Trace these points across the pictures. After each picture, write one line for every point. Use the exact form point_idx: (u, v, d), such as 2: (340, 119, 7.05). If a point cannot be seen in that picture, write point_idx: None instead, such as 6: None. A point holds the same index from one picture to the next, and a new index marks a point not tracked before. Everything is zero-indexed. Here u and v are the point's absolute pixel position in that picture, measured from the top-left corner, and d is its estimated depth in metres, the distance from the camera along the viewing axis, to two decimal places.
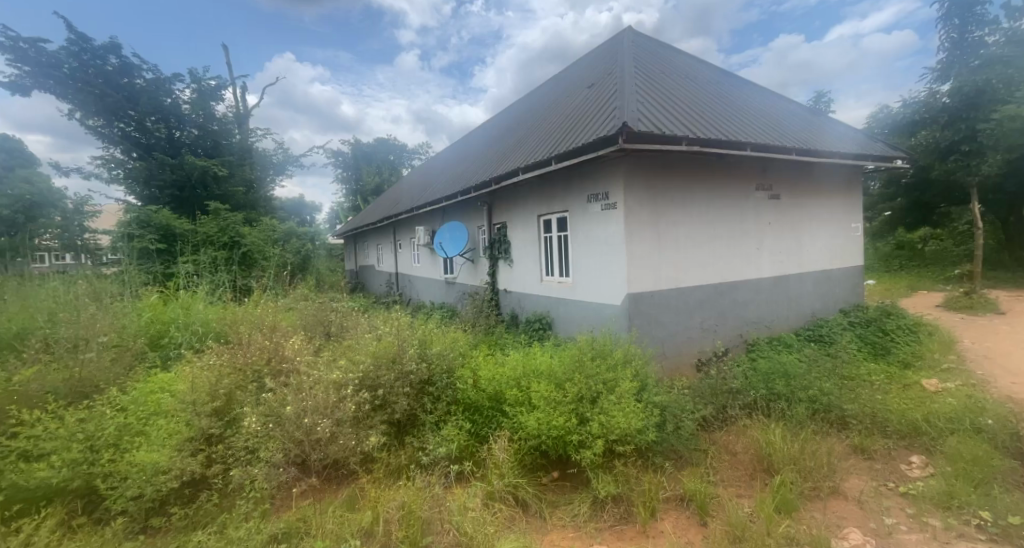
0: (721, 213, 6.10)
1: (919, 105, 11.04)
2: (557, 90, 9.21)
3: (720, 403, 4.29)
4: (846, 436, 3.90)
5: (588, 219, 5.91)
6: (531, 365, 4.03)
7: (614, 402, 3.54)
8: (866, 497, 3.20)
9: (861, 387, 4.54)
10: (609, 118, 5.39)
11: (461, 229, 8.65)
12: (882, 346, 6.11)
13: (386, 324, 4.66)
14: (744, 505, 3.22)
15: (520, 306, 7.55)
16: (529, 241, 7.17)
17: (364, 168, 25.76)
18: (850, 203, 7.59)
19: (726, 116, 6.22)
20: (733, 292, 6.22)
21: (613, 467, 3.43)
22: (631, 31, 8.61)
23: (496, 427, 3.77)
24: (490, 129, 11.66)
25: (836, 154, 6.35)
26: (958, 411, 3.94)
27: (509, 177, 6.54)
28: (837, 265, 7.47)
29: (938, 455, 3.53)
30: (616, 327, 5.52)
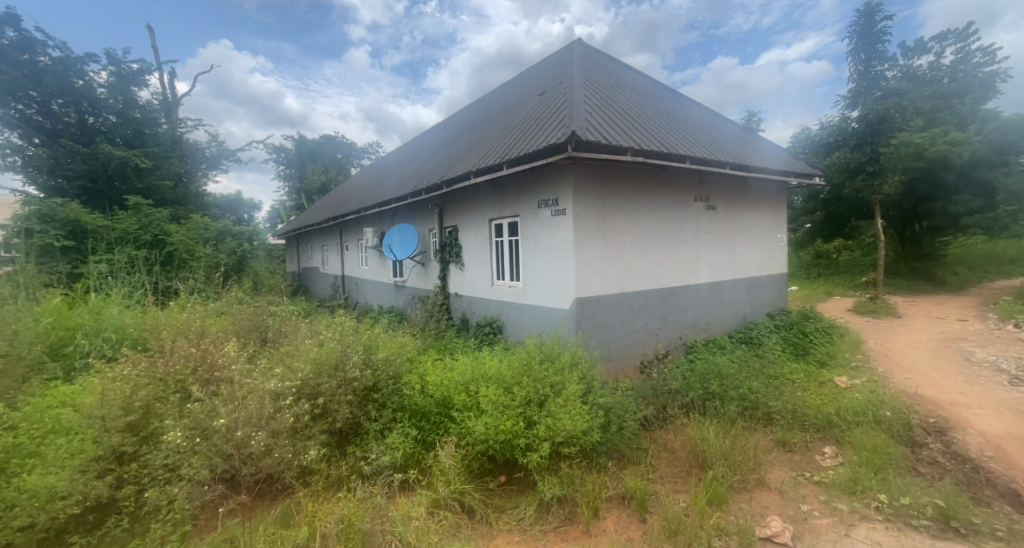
0: (664, 223, 6.43)
1: (833, 129, 12.29)
2: (509, 96, 9.32)
3: (660, 404, 4.49)
4: (771, 431, 4.21)
5: (538, 225, 6.01)
6: (479, 369, 4.02)
7: (561, 404, 3.62)
8: (785, 487, 3.49)
9: (784, 385, 4.94)
10: (559, 126, 5.54)
11: (410, 231, 8.48)
12: (802, 346, 6.69)
13: (329, 329, 4.47)
14: (680, 501, 3.39)
15: (471, 310, 7.52)
16: (480, 245, 7.17)
17: (308, 166, 24.63)
18: (777, 215, 8.24)
19: (669, 130, 6.56)
20: (674, 297, 6.55)
21: (559, 469, 3.50)
22: (581, 43, 8.89)
23: (443, 433, 3.72)
24: (443, 131, 11.55)
25: (765, 169, 6.89)
26: (863, 404, 4.40)
27: (461, 180, 6.53)
28: (766, 272, 8.08)
29: (846, 445, 3.91)
30: (564, 331, 5.65)
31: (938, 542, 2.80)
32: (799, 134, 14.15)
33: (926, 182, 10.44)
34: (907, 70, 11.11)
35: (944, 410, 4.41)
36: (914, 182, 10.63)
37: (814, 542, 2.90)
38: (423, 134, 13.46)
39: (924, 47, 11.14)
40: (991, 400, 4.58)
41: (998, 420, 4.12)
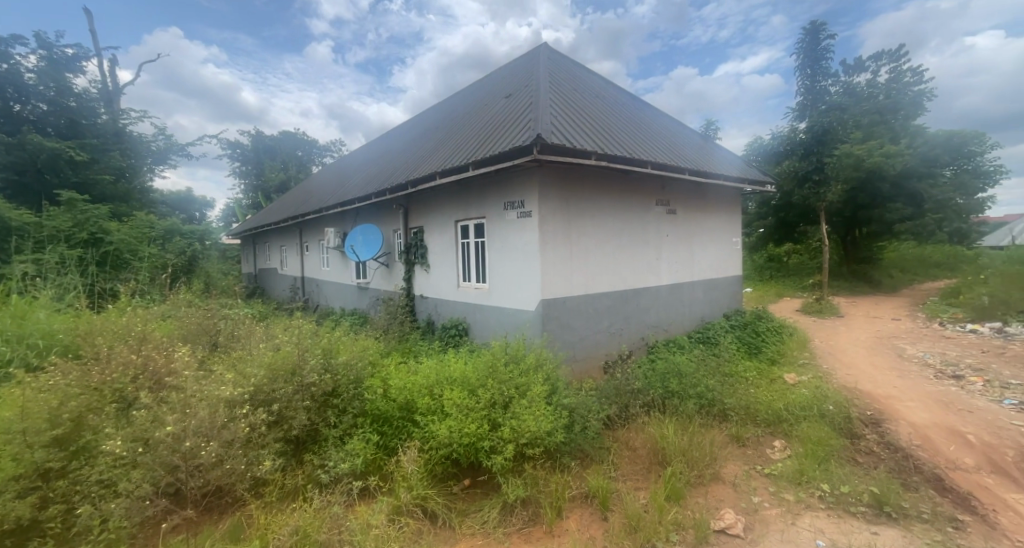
0: (627, 226, 6.59)
1: (783, 139, 12.98)
2: (476, 98, 9.29)
3: (623, 403, 4.59)
4: (726, 427, 4.39)
5: (504, 227, 6.02)
6: (443, 372, 3.99)
7: (525, 406, 3.65)
8: (738, 480, 3.65)
9: (738, 382, 5.16)
10: (524, 129, 5.59)
11: (374, 231, 8.29)
12: (755, 345, 7.02)
13: (286, 333, 4.30)
14: (641, 497, 3.47)
15: (436, 312, 7.43)
16: (446, 247, 7.11)
17: (266, 162, 23.62)
18: (733, 220, 8.62)
19: (631, 135, 6.74)
20: (636, 298, 6.73)
21: (523, 471, 3.51)
22: (546, 48, 8.99)
23: (406, 437, 3.65)
24: (408, 130, 11.37)
25: (722, 176, 7.19)
26: (809, 399, 4.66)
27: (426, 181, 6.46)
28: (722, 275, 8.43)
29: (794, 438, 4.13)
30: (530, 333, 5.68)
31: (873, 527, 2.99)
32: (753, 143, 14.85)
33: (865, 191, 11.22)
34: (848, 86, 11.89)
35: (880, 403, 4.74)
36: (854, 191, 11.39)
37: (763, 532, 3.04)
38: (388, 133, 13.20)
39: (862, 65, 11.97)
40: (921, 393, 4.96)
41: (926, 411, 4.46)
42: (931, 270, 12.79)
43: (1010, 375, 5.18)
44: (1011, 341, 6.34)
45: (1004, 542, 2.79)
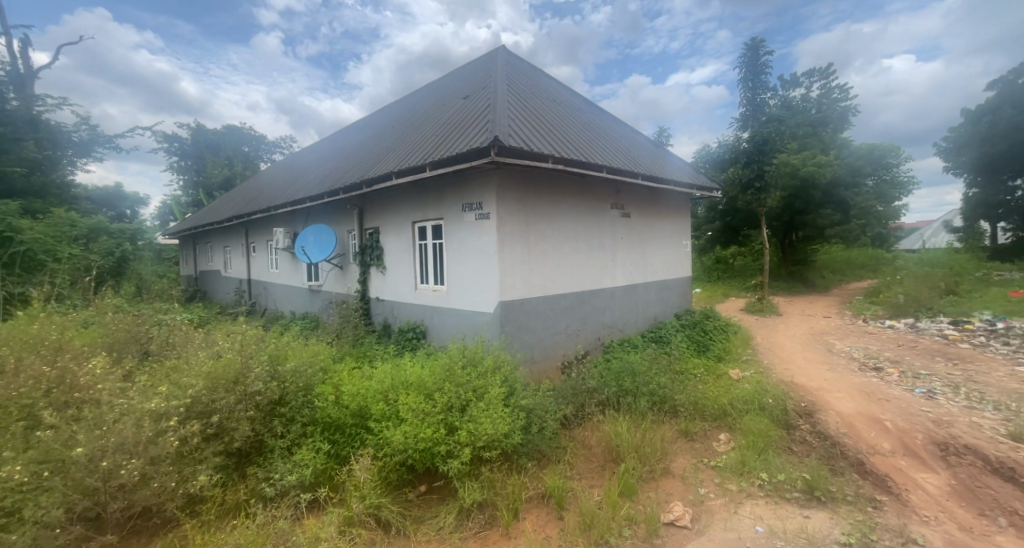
0: (583, 229, 6.73)
1: (727, 147, 13.73)
2: (434, 98, 9.18)
3: (579, 403, 4.68)
4: (676, 422, 4.58)
5: (462, 228, 5.98)
6: (399, 376, 3.91)
7: (483, 409, 3.63)
8: (687, 473, 3.81)
9: (687, 379, 5.40)
10: (481, 131, 5.58)
11: (326, 232, 7.99)
12: (703, 343, 7.38)
13: (228, 338, 4.05)
14: (595, 495, 3.54)
15: (393, 315, 7.25)
16: (403, 249, 6.96)
17: (208, 158, 22.20)
18: (683, 223, 9.00)
19: (587, 140, 6.89)
20: (592, 299, 6.88)
21: (479, 474, 3.49)
22: (504, 51, 9.03)
23: (359, 445, 3.54)
24: (364, 128, 11.06)
25: (673, 182, 7.50)
26: (751, 394, 4.94)
27: (382, 181, 6.30)
28: (673, 276, 8.79)
29: (737, 431, 4.36)
30: (488, 335, 5.67)
31: (805, 511, 3.22)
32: (701, 150, 15.60)
33: (800, 198, 12.07)
34: (784, 99, 12.76)
35: (812, 395, 5.10)
36: (791, 198, 12.21)
37: (709, 522, 3.19)
38: (343, 130, 12.78)
39: (797, 81, 12.88)
40: (847, 384, 5.39)
41: (852, 401, 4.84)
42: (856, 271, 13.96)
43: (921, 366, 5.74)
44: (921, 335, 7.04)
45: (914, 517, 3.07)
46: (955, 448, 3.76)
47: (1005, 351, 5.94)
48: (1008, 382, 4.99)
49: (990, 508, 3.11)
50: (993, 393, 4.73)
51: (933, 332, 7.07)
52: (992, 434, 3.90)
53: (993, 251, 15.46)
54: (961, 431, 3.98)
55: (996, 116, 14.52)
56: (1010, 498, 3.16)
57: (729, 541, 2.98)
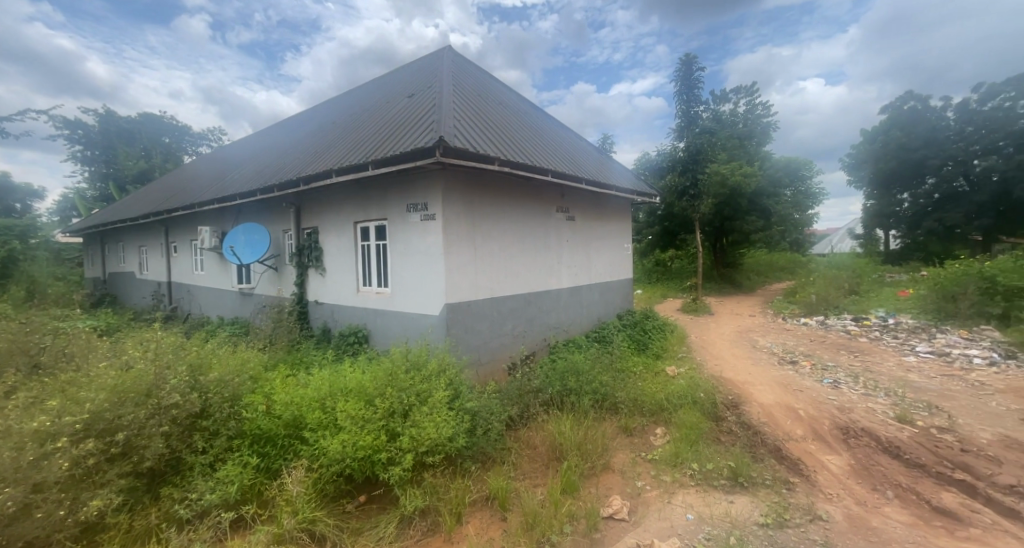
0: (529, 231, 6.81)
1: (664, 155, 14.48)
2: (377, 94, 8.92)
3: (524, 403, 4.71)
4: (617, 419, 4.75)
5: (407, 229, 5.84)
6: (337, 383, 3.75)
7: (426, 413, 3.56)
8: (625, 467, 3.96)
9: (627, 377, 5.62)
10: (426, 130, 5.49)
11: (258, 231, 7.50)
12: (643, 342, 7.73)
13: (139, 346, 3.67)
14: (538, 493, 3.59)
15: (333, 318, 6.93)
16: (344, 250, 6.68)
17: (120, 148, 20.06)
18: (625, 227, 9.36)
19: (533, 144, 6.99)
20: (538, 301, 6.99)
21: (422, 480, 3.42)
22: (450, 51, 8.96)
23: (293, 458, 3.35)
24: (302, 122, 10.51)
25: (615, 187, 7.79)
26: (684, 389, 5.23)
27: (321, 178, 6.04)
28: (616, 278, 9.12)
29: (672, 425, 4.60)
30: (433, 338, 5.59)
31: (729, 496, 3.45)
32: (641, 158, 16.34)
33: (730, 205, 13.00)
34: (715, 113, 13.73)
35: (738, 388, 5.50)
36: (721, 205, 13.09)
37: (644, 512, 3.34)
38: (279, 124, 12.06)
39: (726, 96, 13.89)
40: (768, 377, 5.87)
41: (772, 393, 5.26)
42: (777, 273, 15.26)
43: (828, 358, 6.38)
44: (829, 331, 7.83)
45: (820, 495, 3.39)
46: (855, 431, 4.20)
47: (895, 343, 6.76)
48: (897, 371, 5.67)
49: (880, 483, 3.49)
50: (885, 381, 5.35)
51: (839, 328, 7.87)
52: (884, 417, 4.41)
53: (887, 256, 17.47)
54: (860, 416, 4.46)
55: (888, 137, 16.54)
56: (896, 473, 3.58)
57: (663, 530, 3.12)
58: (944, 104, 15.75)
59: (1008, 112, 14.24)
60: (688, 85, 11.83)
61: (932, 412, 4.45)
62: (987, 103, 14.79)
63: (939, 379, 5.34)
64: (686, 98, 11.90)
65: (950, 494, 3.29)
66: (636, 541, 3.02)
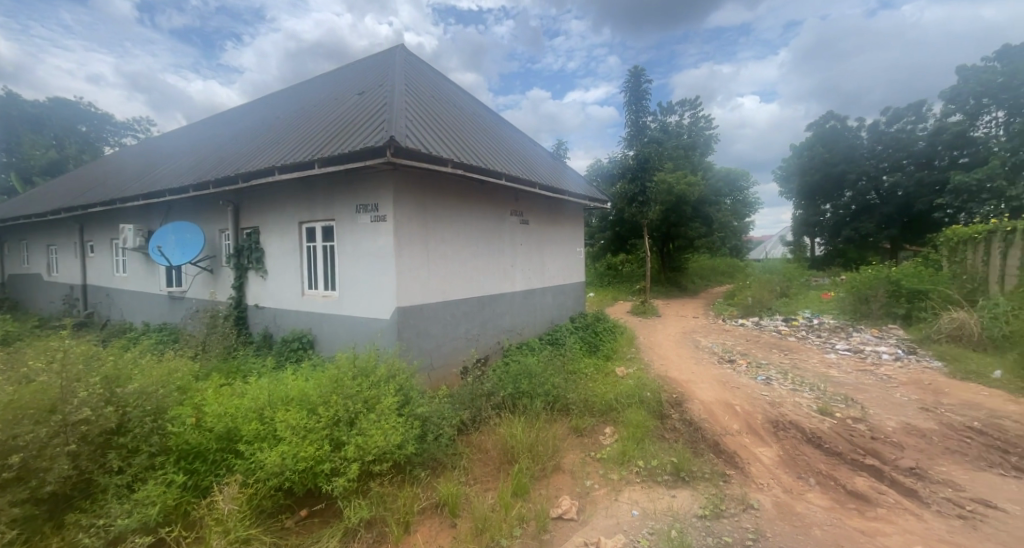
0: (483, 235, 6.80)
1: (615, 162, 15.00)
2: (325, 90, 8.60)
3: (476, 407, 4.67)
4: (569, 420, 4.82)
5: (356, 231, 5.64)
6: (278, 393, 3.55)
7: (374, 420, 3.45)
8: (575, 468, 4.02)
9: (579, 378, 5.73)
10: (376, 130, 5.35)
11: (191, 230, 6.97)
12: (594, 344, 7.92)
13: (44, 355, 3.27)
14: (488, 498, 3.57)
15: (275, 324, 6.55)
16: (288, 252, 6.35)
17: (26, 135, 17.96)
18: (577, 231, 9.57)
19: (486, 147, 7.00)
20: (492, 304, 6.98)
21: (368, 489, 3.30)
22: (402, 49, 8.81)
23: (226, 473, 3.12)
24: (242, 116, 9.93)
25: (568, 192, 7.95)
26: (632, 389, 5.39)
27: (262, 176, 5.72)
28: (569, 281, 9.30)
29: (620, 424, 4.73)
30: (383, 343, 5.43)
31: (672, 491, 3.59)
32: (593, 164, 16.82)
33: (676, 212, 13.66)
34: (662, 124, 14.46)
35: (682, 387, 5.76)
36: (668, 211, 13.71)
37: (592, 511, 3.40)
38: (215, 116, 11.31)
39: (672, 109, 14.61)
40: (709, 376, 6.19)
41: (712, 391, 5.55)
42: (718, 277, 16.18)
43: (762, 357, 6.84)
44: (763, 331, 8.39)
45: (752, 486, 3.61)
46: (784, 424, 4.52)
47: (819, 341, 7.36)
48: (820, 367, 6.18)
49: (804, 472, 3.77)
50: (810, 377, 5.80)
51: (771, 328, 8.46)
52: (808, 410, 4.78)
53: (813, 262, 18.97)
54: (788, 410, 4.80)
55: (813, 152, 18.08)
56: (818, 462, 3.88)
57: (609, 527, 3.19)
58: (859, 125, 17.46)
59: (910, 134, 15.93)
60: (636, 96, 12.35)
61: (848, 404, 4.87)
62: (893, 125, 16.44)
63: (854, 374, 5.87)
64: (635, 109, 12.33)
65: (862, 479, 3.61)
66: (584, 540, 3.06)
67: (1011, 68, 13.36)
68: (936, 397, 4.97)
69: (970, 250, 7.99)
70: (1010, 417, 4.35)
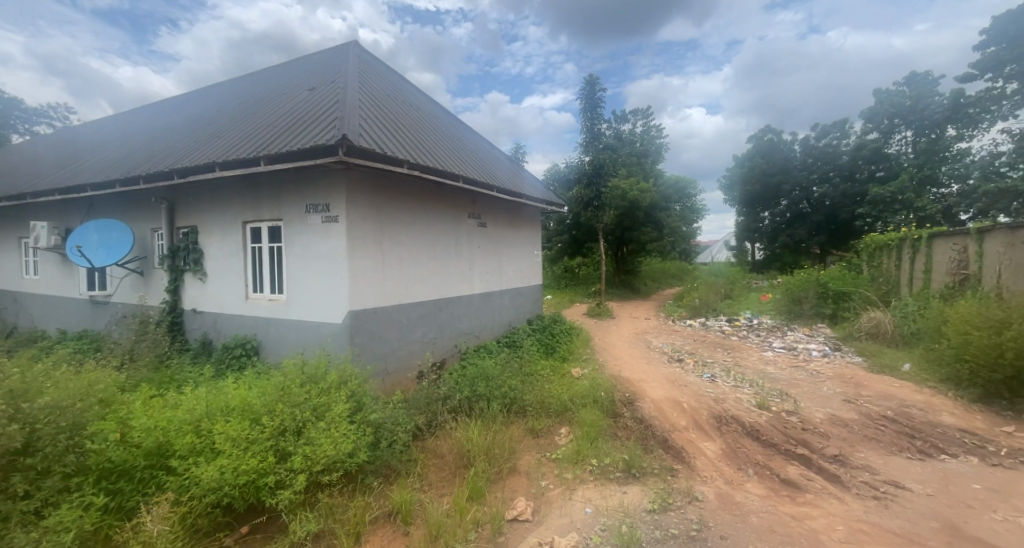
0: (440, 237, 6.72)
1: (571, 167, 15.31)
2: (273, 84, 8.20)
3: (431, 412, 4.60)
4: (525, 421, 4.86)
5: (305, 232, 5.41)
6: (217, 404, 3.33)
7: (323, 428, 3.31)
8: (531, 469, 4.04)
9: (536, 380, 5.77)
10: (328, 127, 5.16)
11: (118, 229, 6.40)
12: (551, 346, 8.03)
13: None
14: (443, 503, 3.52)
15: (215, 329, 6.15)
16: (230, 253, 5.98)
17: None
18: (535, 234, 9.67)
19: (443, 149, 6.93)
20: (449, 307, 6.91)
21: (316, 502, 3.17)
22: (356, 46, 8.56)
23: (156, 492, 2.88)
24: (180, 107, 9.28)
25: (526, 196, 8.03)
26: (587, 389, 5.51)
27: (201, 172, 5.37)
28: (527, 284, 9.38)
29: (574, 424, 4.81)
30: (334, 348, 5.24)
31: (623, 487, 3.70)
32: (551, 169, 17.10)
33: (629, 216, 14.12)
34: (616, 131, 14.96)
35: (634, 386, 5.96)
36: (622, 216, 14.15)
37: (547, 512, 3.43)
38: (148, 106, 10.48)
39: (625, 118, 15.17)
40: (659, 375, 6.43)
41: (662, 389, 5.78)
42: (668, 280, 16.91)
43: (707, 355, 7.21)
44: (709, 331, 8.86)
45: (697, 479, 3.79)
46: (726, 418, 4.78)
47: (758, 340, 7.87)
48: (759, 364, 6.61)
49: (744, 463, 4.00)
50: (750, 373, 6.17)
51: (716, 328, 8.95)
52: (748, 405, 5.08)
53: (753, 265, 20.20)
54: (730, 406, 5.08)
55: (753, 163, 19.33)
56: (755, 453, 4.13)
57: (563, 527, 3.23)
58: (792, 139, 18.87)
59: (836, 148, 17.46)
60: (591, 104, 12.66)
61: (783, 398, 5.24)
62: (821, 140, 17.96)
63: (788, 370, 6.32)
64: (590, 116, 12.64)
65: (794, 467, 3.88)
66: (538, 539, 3.08)
67: (917, 93, 14.96)
68: (857, 389, 5.45)
69: (885, 255, 8.86)
70: (916, 406, 4.85)
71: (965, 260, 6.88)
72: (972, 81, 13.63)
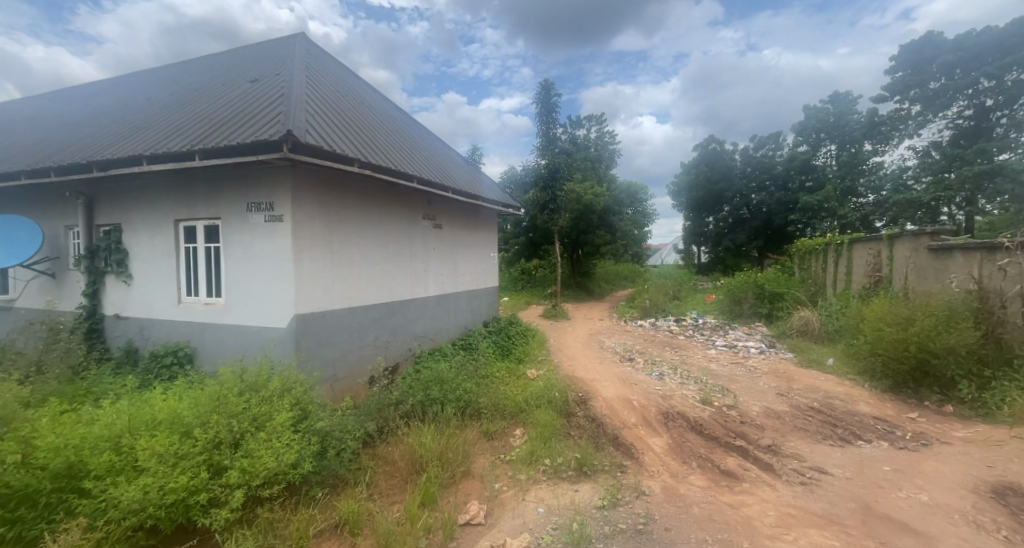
0: (392, 238, 6.54)
1: (527, 169, 15.44)
2: (211, 74, 7.67)
3: (382, 418, 4.45)
4: (480, 424, 4.82)
5: (246, 231, 5.10)
6: (142, 418, 3.05)
7: (263, 439, 3.12)
8: (484, 471, 4.02)
9: (491, 383, 5.74)
10: (271, 122, 4.90)
11: (22, 226, 5.72)
12: (506, 348, 8.03)
13: None
14: (394, 511, 3.42)
15: (142, 335, 5.66)
16: (159, 253, 5.52)
17: None
18: (492, 236, 9.65)
19: (396, 148, 6.77)
20: (403, 310, 6.74)
21: (255, 518, 2.98)
22: (304, 38, 8.19)
23: (66, 518, 2.59)
24: (103, 93, 8.47)
25: (481, 198, 7.99)
26: (542, 391, 5.55)
27: (127, 165, 4.94)
28: (484, 286, 9.34)
29: (528, 425, 4.83)
30: (278, 354, 4.97)
31: (574, 485, 3.76)
32: (507, 171, 17.17)
33: (584, 219, 14.44)
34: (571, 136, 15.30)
35: (587, 385, 6.08)
36: (577, 219, 14.45)
37: (499, 514, 3.41)
38: (64, 91, 9.48)
39: (580, 124, 15.57)
40: (611, 374, 6.60)
41: (614, 387, 5.93)
42: (620, 281, 17.45)
43: (656, 354, 7.51)
44: (658, 331, 9.22)
45: (645, 474, 3.91)
46: (673, 414, 4.98)
47: (703, 338, 8.28)
48: (703, 361, 6.95)
49: (688, 456, 4.18)
50: (695, 371, 6.48)
51: (665, 328, 9.33)
52: (692, 401, 5.33)
53: (700, 268, 21.28)
54: (677, 402, 5.30)
55: (699, 171, 20.35)
56: (699, 447, 4.33)
57: (515, 528, 3.23)
58: (733, 149, 20.04)
59: (771, 159, 18.74)
60: (546, 109, 12.81)
61: (724, 393, 5.54)
62: (759, 151, 19.21)
63: (729, 366, 6.70)
64: (545, 121, 12.83)
65: (733, 458, 4.11)
66: (490, 542, 3.06)
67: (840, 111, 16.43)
68: (789, 383, 5.86)
69: (813, 259, 9.61)
70: (839, 397, 5.28)
71: (879, 263, 7.59)
72: (884, 102, 15.15)
